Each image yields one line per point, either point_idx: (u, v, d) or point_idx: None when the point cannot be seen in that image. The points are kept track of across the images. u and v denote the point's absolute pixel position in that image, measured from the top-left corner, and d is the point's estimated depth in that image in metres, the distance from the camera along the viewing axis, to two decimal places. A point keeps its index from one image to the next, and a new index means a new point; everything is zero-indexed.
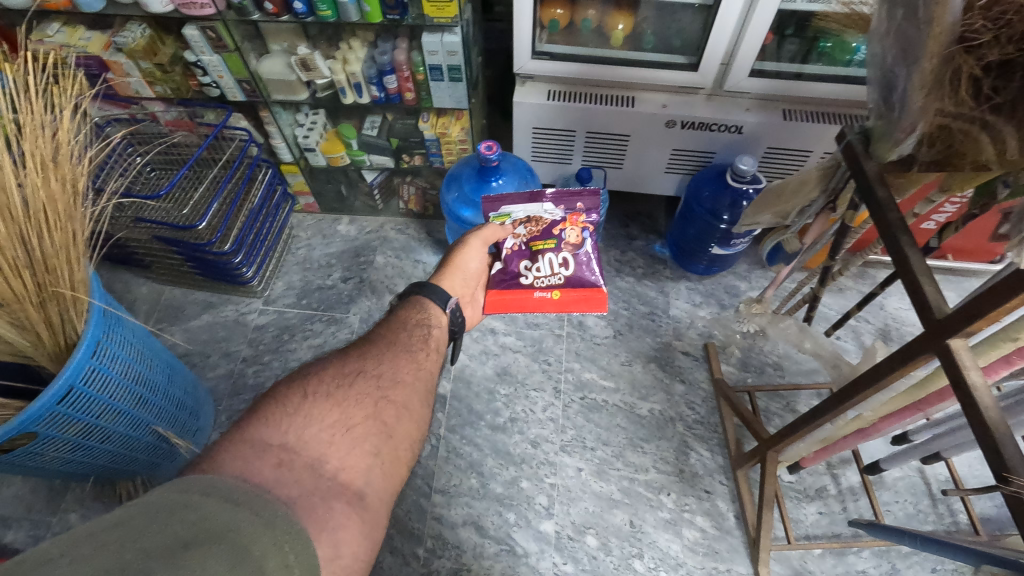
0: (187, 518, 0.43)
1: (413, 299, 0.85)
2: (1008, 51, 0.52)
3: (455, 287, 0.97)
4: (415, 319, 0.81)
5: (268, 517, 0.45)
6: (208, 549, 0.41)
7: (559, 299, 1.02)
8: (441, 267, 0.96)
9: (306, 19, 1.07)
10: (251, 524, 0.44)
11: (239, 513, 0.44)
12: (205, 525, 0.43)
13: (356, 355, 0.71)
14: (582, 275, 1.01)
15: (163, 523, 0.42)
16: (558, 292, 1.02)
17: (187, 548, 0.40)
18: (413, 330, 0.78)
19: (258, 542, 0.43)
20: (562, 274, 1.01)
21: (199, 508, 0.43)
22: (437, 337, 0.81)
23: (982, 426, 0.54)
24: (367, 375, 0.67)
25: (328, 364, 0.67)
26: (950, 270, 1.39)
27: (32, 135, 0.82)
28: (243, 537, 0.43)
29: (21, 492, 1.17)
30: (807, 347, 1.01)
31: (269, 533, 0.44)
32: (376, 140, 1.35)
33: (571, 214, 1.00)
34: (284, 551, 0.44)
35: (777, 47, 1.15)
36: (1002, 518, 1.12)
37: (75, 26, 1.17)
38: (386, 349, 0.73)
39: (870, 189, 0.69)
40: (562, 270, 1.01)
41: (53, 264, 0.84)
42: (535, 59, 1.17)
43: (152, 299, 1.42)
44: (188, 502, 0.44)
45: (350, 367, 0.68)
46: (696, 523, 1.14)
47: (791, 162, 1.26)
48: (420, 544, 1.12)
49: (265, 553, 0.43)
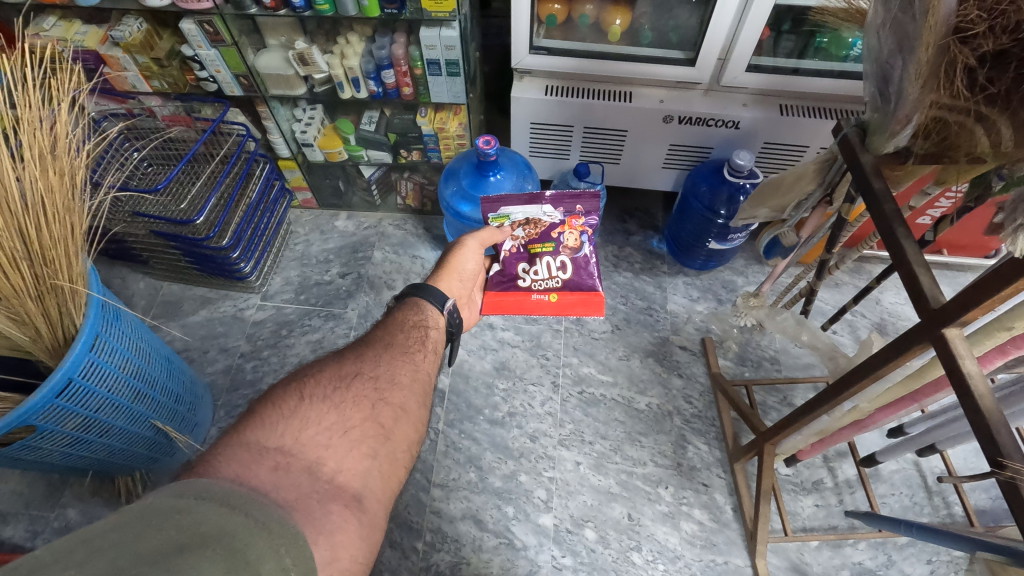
0: (182, 523, 0.43)
1: (410, 301, 0.85)
2: (1002, 42, 0.52)
3: (453, 289, 0.95)
4: (412, 322, 0.81)
5: (263, 519, 0.45)
6: (203, 552, 0.41)
7: (556, 302, 1.03)
8: (439, 269, 0.95)
9: (303, 13, 1.07)
10: (247, 527, 0.44)
11: (234, 516, 0.44)
12: (199, 529, 0.43)
13: (353, 357, 0.71)
14: (580, 279, 1.02)
15: (158, 528, 0.42)
16: (556, 295, 1.02)
17: (182, 553, 0.41)
18: (410, 332, 0.79)
19: (254, 545, 0.43)
20: (561, 277, 1.02)
21: (192, 513, 0.43)
22: (434, 339, 0.82)
23: (978, 415, 0.55)
24: (364, 377, 0.68)
25: (324, 366, 0.67)
26: (946, 265, 1.39)
27: (30, 128, 0.83)
28: (238, 541, 0.43)
29: (19, 487, 1.17)
30: (804, 340, 1.02)
31: (265, 535, 0.44)
32: (374, 135, 1.34)
33: (571, 217, 1.01)
34: (280, 554, 0.44)
35: (774, 43, 1.16)
36: (998, 510, 1.13)
37: (71, 20, 1.16)
38: (383, 351, 0.73)
39: (866, 181, 0.69)
40: (559, 274, 1.02)
41: (51, 257, 0.84)
42: (533, 54, 1.17)
43: (150, 295, 1.42)
44: (182, 506, 0.44)
45: (347, 369, 0.68)
46: (694, 515, 1.14)
47: (787, 157, 1.27)
48: (419, 538, 1.12)
49: (260, 556, 0.43)
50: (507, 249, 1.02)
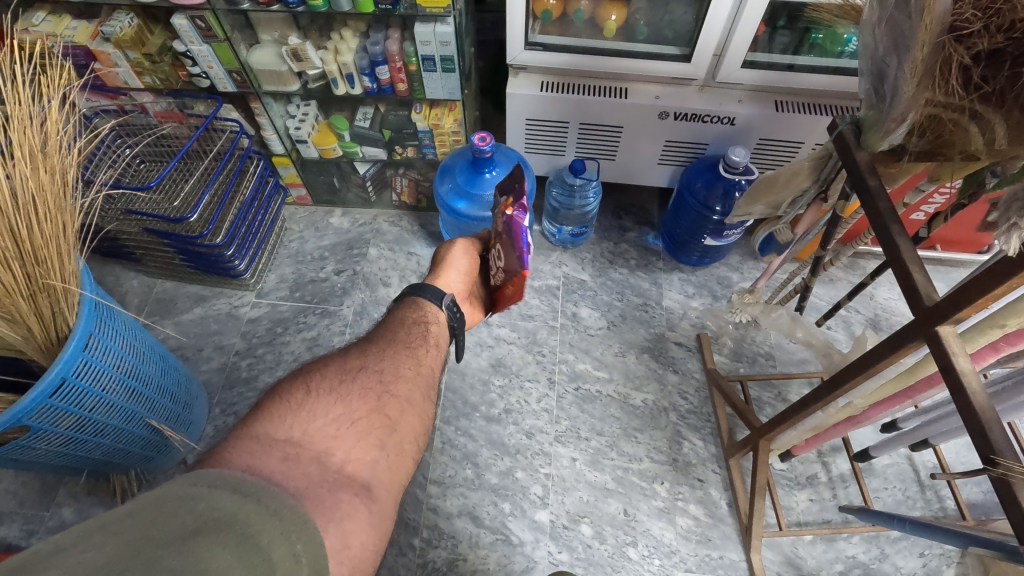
0: (195, 509, 0.42)
1: (410, 300, 0.84)
2: (997, 40, 0.52)
3: (451, 286, 0.95)
4: (412, 319, 0.80)
5: (275, 506, 0.45)
6: (214, 539, 0.41)
7: (516, 291, 0.82)
8: (435, 264, 0.96)
9: (297, 9, 1.06)
10: (258, 514, 0.44)
11: (247, 504, 0.44)
12: (212, 515, 0.42)
13: (356, 352, 0.71)
14: (513, 264, 0.79)
15: (172, 513, 0.42)
16: (508, 285, 0.82)
17: (195, 537, 0.41)
18: (411, 328, 0.78)
19: (265, 532, 0.43)
20: (502, 265, 0.83)
21: (206, 499, 0.43)
22: (436, 334, 0.81)
23: (971, 410, 0.55)
24: (369, 370, 0.67)
25: (330, 360, 0.67)
26: (939, 260, 1.40)
27: (21, 125, 0.81)
28: (250, 527, 0.43)
29: (13, 487, 1.16)
30: (799, 337, 1.04)
31: (276, 522, 0.44)
32: (368, 132, 1.33)
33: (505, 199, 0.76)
34: (292, 540, 0.44)
35: (769, 39, 1.15)
36: (989, 503, 1.14)
37: (61, 15, 1.15)
38: (386, 346, 0.73)
39: (861, 178, 0.69)
40: (500, 262, 0.83)
41: (43, 256, 0.83)
42: (528, 50, 1.16)
43: (143, 293, 1.41)
44: (195, 493, 0.43)
45: (351, 363, 0.68)
46: (689, 511, 1.15)
47: (782, 153, 1.27)
48: (416, 535, 1.13)
49: (271, 543, 0.43)
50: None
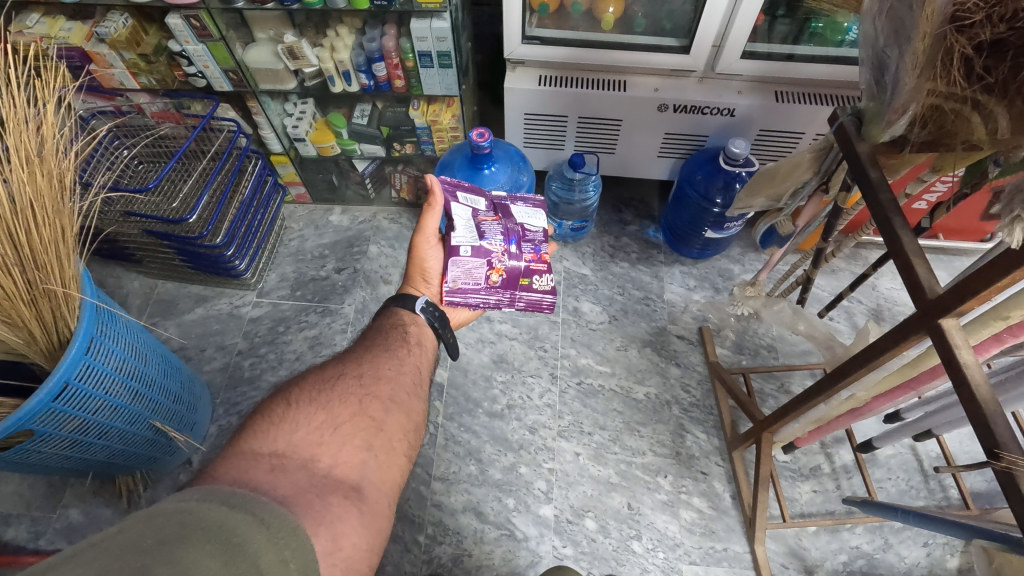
0: (184, 521, 0.42)
1: (388, 310, 0.83)
2: (1000, 30, 0.51)
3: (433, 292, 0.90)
4: (389, 324, 0.80)
5: (262, 515, 0.45)
6: (202, 549, 0.41)
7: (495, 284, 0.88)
8: (408, 274, 0.90)
9: (291, 7, 1.05)
10: (247, 523, 0.44)
11: (235, 514, 0.44)
12: (200, 525, 0.42)
13: (335, 362, 0.70)
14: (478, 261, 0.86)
15: (160, 525, 0.42)
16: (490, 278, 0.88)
17: (183, 546, 0.41)
18: (389, 333, 0.78)
19: (253, 538, 0.43)
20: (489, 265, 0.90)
21: (195, 511, 0.43)
22: (416, 335, 0.81)
23: (973, 404, 0.55)
24: (348, 377, 0.67)
25: (308, 373, 0.67)
26: (941, 249, 1.40)
27: (16, 130, 0.80)
28: (237, 536, 0.43)
29: (20, 488, 1.17)
30: (802, 329, 1.02)
31: (264, 531, 0.44)
32: (365, 129, 1.32)
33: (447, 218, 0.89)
34: (280, 547, 0.44)
35: (769, 27, 1.14)
36: (992, 492, 1.14)
37: (54, 17, 1.15)
38: (364, 352, 0.73)
39: (862, 172, 0.69)
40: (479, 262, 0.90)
41: (43, 261, 0.83)
42: (526, 44, 1.15)
43: (144, 294, 1.41)
44: (185, 507, 0.43)
45: (329, 372, 0.67)
46: (693, 503, 1.15)
47: (783, 143, 1.26)
48: (421, 531, 1.13)
49: (259, 550, 0.43)
50: (501, 235, 0.89)
